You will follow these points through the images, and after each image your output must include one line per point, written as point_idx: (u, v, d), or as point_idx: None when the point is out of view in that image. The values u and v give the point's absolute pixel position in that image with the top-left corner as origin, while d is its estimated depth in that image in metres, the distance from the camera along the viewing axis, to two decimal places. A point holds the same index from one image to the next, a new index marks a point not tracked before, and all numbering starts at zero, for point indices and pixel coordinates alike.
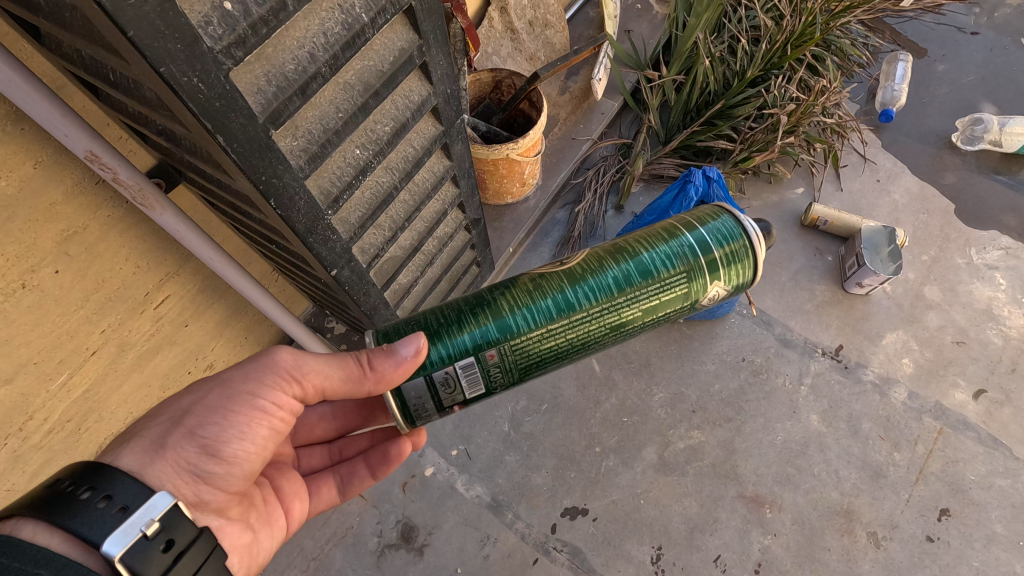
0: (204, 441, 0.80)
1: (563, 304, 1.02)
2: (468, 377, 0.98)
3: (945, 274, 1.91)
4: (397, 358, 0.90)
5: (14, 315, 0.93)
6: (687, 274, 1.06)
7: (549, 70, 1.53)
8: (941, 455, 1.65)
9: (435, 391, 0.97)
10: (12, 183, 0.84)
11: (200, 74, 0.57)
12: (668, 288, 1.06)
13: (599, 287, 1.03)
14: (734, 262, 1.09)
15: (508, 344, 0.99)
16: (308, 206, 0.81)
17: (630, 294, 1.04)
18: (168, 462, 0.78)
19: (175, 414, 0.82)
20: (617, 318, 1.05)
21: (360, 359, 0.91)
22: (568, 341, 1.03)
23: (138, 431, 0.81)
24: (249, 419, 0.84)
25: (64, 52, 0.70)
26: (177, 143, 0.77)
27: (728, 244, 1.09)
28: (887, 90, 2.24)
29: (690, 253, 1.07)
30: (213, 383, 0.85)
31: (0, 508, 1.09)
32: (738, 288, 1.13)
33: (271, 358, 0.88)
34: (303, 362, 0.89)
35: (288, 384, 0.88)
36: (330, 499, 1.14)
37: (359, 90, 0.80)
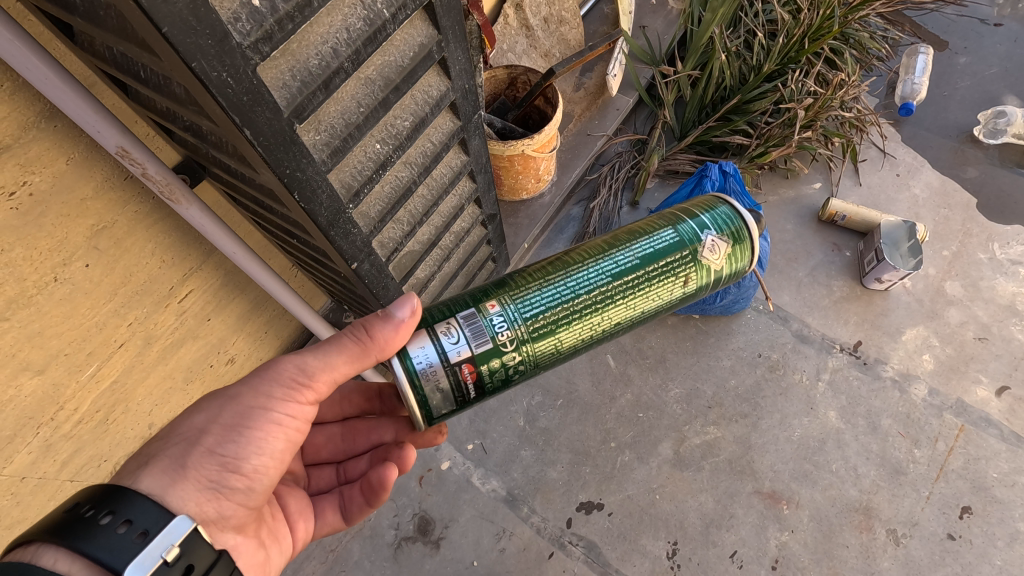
0: (225, 459, 0.78)
1: (576, 280, 0.99)
2: (473, 328, 0.91)
3: (966, 269, 1.88)
4: (396, 321, 0.84)
5: (47, 308, 0.96)
6: (692, 251, 1.05)
7: (565, 66, 1.54)
8: (963, 452, 1.62)
9: (446, 357, 0.89)
10: (45, 179, 0.87)
11: (229, 70, 0.59)
12: (675, 263, 1.04)
13: (608, 265, 1.01)
14: (733, 242, 1.09)
15: (525, 315, 0.94)
16: (329, 199, 0.83)
17: (640, 268, 1.02)
18: (191, 483, 0.76)
19: (190, 434, 0.79)
20: (623, 282, 1.01)
21: (357, 335, 0.85)
22: (574, 300, 0.98)
23: (155, 453, 0.78)
24: (267, 433, 0.82)
25: (96, 50, 0.72)
26: (204, 139, 0.79)
27: (725, 225, 1.09)
28: (907, 84, 2.21)
29: (692, 233, 1.07)
30: (223, 400, 0.81)
31: (32, 496, 1.12)
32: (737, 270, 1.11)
33: (277, 367, 0.83)
34: (309, 362, 0.84)
35: (299, 390, 0.84)
36: (332, 523, 1.09)
37: (380, 85, 0.81)
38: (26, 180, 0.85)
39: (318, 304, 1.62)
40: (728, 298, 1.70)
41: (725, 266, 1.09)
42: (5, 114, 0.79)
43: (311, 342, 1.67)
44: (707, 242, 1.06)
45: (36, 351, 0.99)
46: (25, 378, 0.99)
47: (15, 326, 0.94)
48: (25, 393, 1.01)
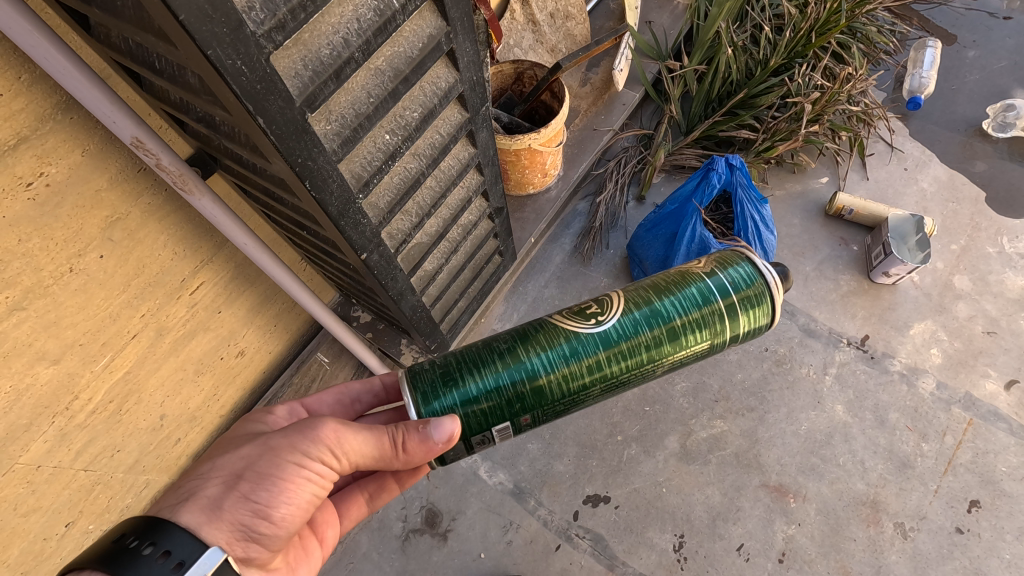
0: (257, 506, 0.79)
1: (594, 358, 1.00)
2: (502, 432, 1.01)
3: (975, 263, 1.88)
4: (430, 440, 0.89)
5: (62, 298, 0.98)
6: (711, 334, 1.05)
7: (571, 60, 1.54)
8: (971, 446, 1.62)
9: (470, 440, 0.99)
10: (61, 170, 0.89)
11: (244, 57, 0.60)
12: (691, 346, 1.05)
13: (628, 350, 1.01)
14: (750, 309, 1.07)
15: (540, 403, 0.99)
16: (340, 188, 0.84)
17: (654, 352, 1.03)
18: (224, 523, 0.76)
19: (227, 476, 0.81)
20: (638, 368, 1.03)
21: (394, 437, 0.89)
22: (591, 391, 1.02)
23: (195, 489, 0.80)
24: (298, 486, 0.82)
25: (111, 42, 0.74)
26: (216, 129, 0.80)
27: (746, 293, 1.06)
28: (915, 77, 2.20)
29: (710, 307, 1.05)
30: (263, 449, 0.83)
31: (48, 486, 1.13)
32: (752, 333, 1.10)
33: (316, 430, 0.85)
34: (346, 434, 0.86)
35: (332, 459, 0.85)
36: (358, 514, 1.14)
37: (390, 76, 0.82)
38: (43, 172, 0.87)
39: (326, 298, 1.64)
40: None
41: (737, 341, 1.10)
42: (23, 106, 0.81)
43: (320, 335, 1.68)
44: (728, 326, 1.06)
45: (52, 341, 1.00)
46: (41, 367, 1.01)
47: (32, 315, 0.95)
48: (41, 381, 1.02)
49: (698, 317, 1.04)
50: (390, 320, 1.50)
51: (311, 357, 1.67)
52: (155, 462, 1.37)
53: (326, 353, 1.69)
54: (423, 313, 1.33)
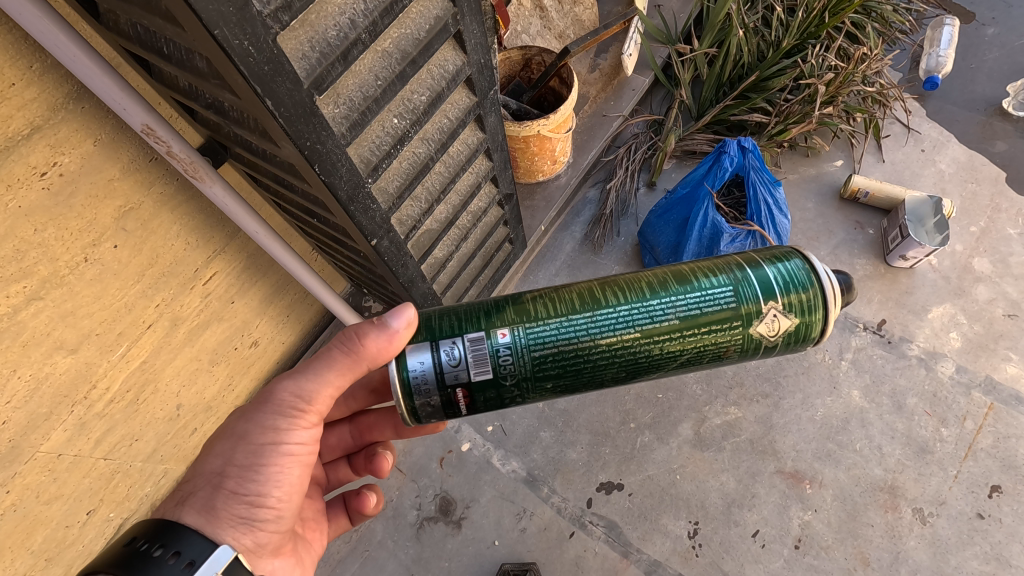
0: (249, 497, 0.81)
1: (591, 298, 0.94)
2: (476, 354, 0.90)
3: (995, 245, 1.84)
4: (387, 330, 0.86)
5: (78, 287, 0.99)
6: (748, 317, 0.92)
7: (580, 45, 1.54)
8: (992, 431, 1.59)
9: (438, 356, 0.89)
10: (74, 160, 0.90)
11: (250, 37, 0.60)
12: (723, 327, 0.92)
13: (636, 294, 0.93)
14: (788, 282, 0.93)
15: (533, 350, 0.90)
16: (349, 173, 0.84)
17: (667, 303, 0.92)
18: (225, 520, 0.78)
19: (211, 477, 0.81)
20: (653, 322, 0.91)
21: (345, 344, 0.86)
22: (591, 336, 0.91)
23: (187, 493, 0.80)
24: (281, 462, 0.84)
25: (120, 29, 0.75)
26: (226, 115, 0.80)
27: (779, 266, 0.94)
28: (932, 56, 2.14)
29: (737, 271, 0.94)
30: (233, 441, 0.83)
31: (68, 475, 1.15)
32: (799, 317, 0.93)
33: (273, 399, 0.85)
34: (304, 386, 0.85)
35: (301, 415, 0.85)
36: (342, 525, 1.18)
37: (397, 58, 0.82)
38: (56, 161, 0.87)
39: (337, 288, 1.64)
40: None
41: (780, 342, 0.95)
42: (34, 96, 0.81)
43: (332, 326, 1.69)
44: (771, 337, 0.93)
45: (69, 330, 1.01)
46: (60, 357, 1.02)
47: (49, 305, 0.96)
48: (59, 371, 1.04)
49: (722, 282, 0.93)
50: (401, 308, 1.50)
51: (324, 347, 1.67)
52: (173, 451, 1.39)
53: None
54: (434, 300, 1.33)
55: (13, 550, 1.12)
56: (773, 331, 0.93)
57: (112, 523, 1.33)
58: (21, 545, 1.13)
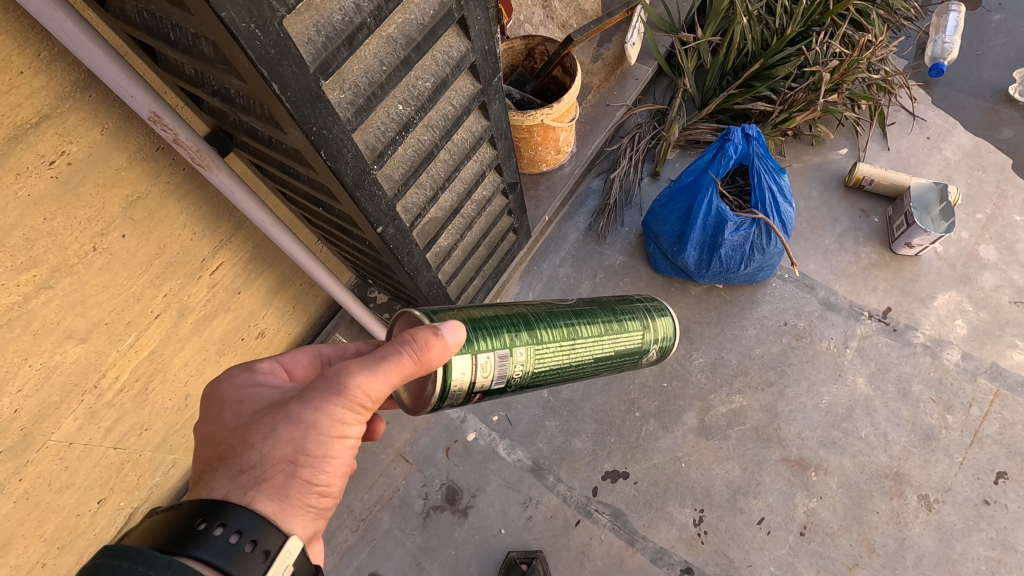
0: (319, 487, 0.75)
1: (572, 326, 1.02)
2: (502, 367, 0.90)
3: (1001, 232, 1.83)
4: (445, 341, 0.78)
5: (87, 277, 1.00)
6: (644, 328, 1.16)
7: (583, 34, 1.53)
8: (998, 417, 1.59)
9: (476, 366, 0.85)
10: (82, 148, 0.90)
11: (256, 20, 0.60)
12: (629, 334, 1.13)
13: (595, 327, 1.06)
14: (666, 327, 1.21)
15: (535, 368, 0.96)
16: (355, 159, 0.84)
17: (609, 335, 1.09)
18: (298, 510, 0.72)
19: (280, 466, 0.72)
20: (600, 351, 1.08)
21: (414, 352, 0.75)
22: (567, 359, 1.01)
23: (259, 475, 0.71)
24: (347, 455, 0.77)
25: (127, 16, 0.75)
26: (232, 102, 0.81)
27: (663, 314, 1.22)
28: (937, 43, 2.12)
29: (646, 317, 1.18)
30: (301, 430, 0.72)
31: (78, 463, 1.16)
32: (662, 354, 1.23)
33: (340, 390, 0.73)
34: (375, 385, 0.74)
35: (366, 411, 0.76)
36: None
37: (402, 44, 0.82)
38: (65, 150, 0.88)
39: (342, 279, 1.65)
40: (753, 265, 1.67)
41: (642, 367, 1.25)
42: (42, 84, 0.82)
43: (338, 317, 1.70)
44: (650, 351, 1.19)
45: (79, 320, 1.02)
46: (69, 346, 1.03)
47: (59, 294, 0.97)
48: (69, 359, 1.05)
49: (638, 325, 1.15)
50: (406, 298, 1.50)
51: (329, 337, 1.67)
52: (182, 441, 1.40)
53: (344, 334, 1.69)
54: (439, 290, 1.33)
55: (25, 538, 1.13)
56: (647, 361, 1.22)
57: (123, 512, 1.35)
58: (33, 533, 1.14)
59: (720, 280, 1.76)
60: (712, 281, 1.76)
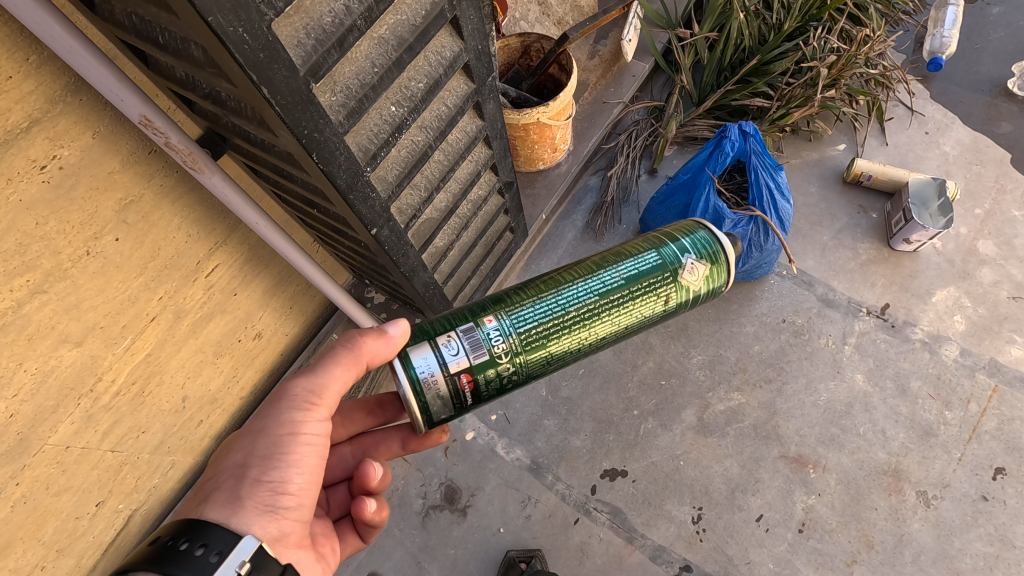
0: (273, 483, 0.79)
1: (563, 295, 1.00)
2: (471, 340, 0.93)
3: (1000, 227, 1.82)
4: (384, 336, 0.89)
5: (81, 281, 1.00)
6: (656, 250, 1.06)
7: (578, 31, 1.52)
8: (996, 413, 1.59)
9: (444, 357, 0.91)
10: (74, 152, 0.90)
11: (244, 24, 0.60)
12: (636, 258, 1.05)
13: (583, 271, 1.04)
14: (699, 240, 1.09)
15: (519, 326, 0.96)
16: (348, 161, 0.84)
17: (608, 269, 1.04)
18: (251, 508, 0.77)
19: (234, 470, 0.81)
20: (604, 286, 1.02)
21: (348, 346, 0.89)
22: (559, 305, 0.99)
23: (212, 489, 0.80)
24: (302, 452, 0.83)
25: (116, 19, 0.74)
26: (223, 105, 0.80)
27: (686, 231, 1.10)
28: (936, 37, 2.11)
29: (657, 240, 1.09)
30: (252, 434, 0.83)
31: (76, 466, 1.16)
32: (713, 271, 1.09)
33: (285, 394, 0.85)
34: (316, 380, 0.87)
35: (315, 409, 0.86)
36: (354, 544, 1.10)
37: (394, 45, 0.81)
38: (56, 154, 0.88)
39: (339, 279, 1.65)
40: (751, 263, 1.67)
41: (703, 287, 1.09)
42: (32, 88, 0.81)
43: (335, 317, 1.70)
44: (687, 264, 1.06)
45: (74, 324, 1.02)
46: (65, 350, 1.03)
47: (53, 298, 0.97)
48: (65, 364, 1.04)
49: (647, 249, 1.07)
50: (403, 297, 1.50)
51: (327, 338, 1.67)
52: (180, 443, 1.40)
53: (342, 335, 1.69)
54: (435, 290, 1.33)
55: (23, 541, 1.13)
56: (695, 276, 1.07)
57: (121, 514, 1.35)
58: (32, 536, 1.14)
59: None
60: None
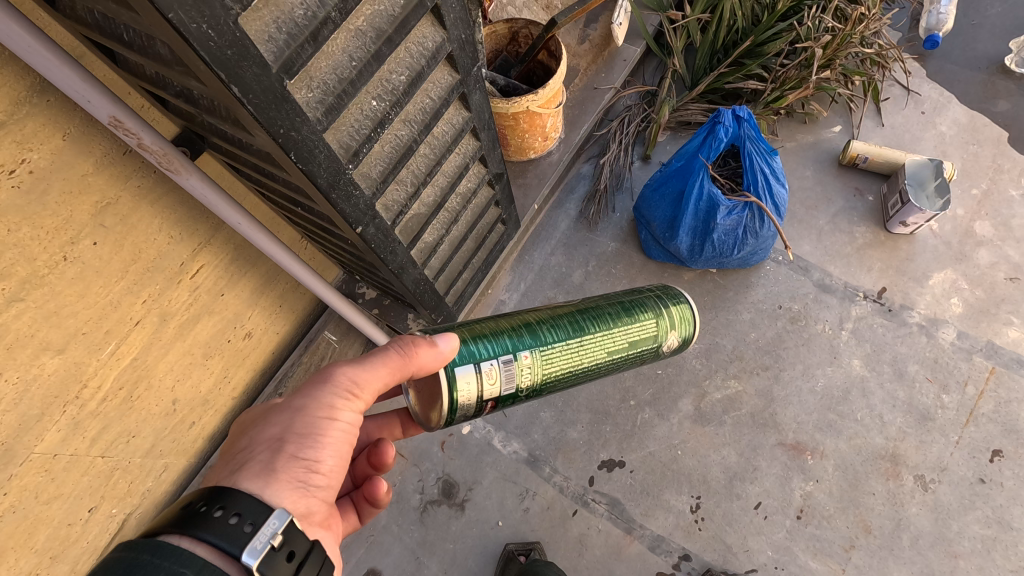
0: (308, 462, 0.77)
1: (579, 342, 1.06)
2: (507, 372, 0.97)
3: (997, 208, 1.80)
4: (436, 348, 0.87)
5: (60, 287, 0.97)
6: (658, 315, 1.15)
7: (567, 16, 1.48)
8: (994, 395, 1.59)
9: (483, 381, 0.94)
10: (44, 155, 0.87)
11: (209, 20, 0.56)
12: (641, 322, 1.13)
13: (597, 323, 1.09)
14: (679, 304, 1.19)
15: (541, 367, 1.02)
16: (328, 160, 0.81)
17: (615, 326, 1.10)
18: (283, 483, 0.74)
19: (268, 444, 0.77)
20: (609, 343, 1.10)
21: (400, 349, 0.85)
22: (573, 353, 1.06)
23: (245, 460, 0.76)
24: (337, 437, 0.80)
25: (78, 16, 0.71)
26: (196, 104, 0.77)
27: (676, 296, 1.19)
28: (932, 14, 2.06)
29: (659, 305, 1.17)
30: (290, 412, 0.80)
31: (65, 475, 1.13)
32: (684, 338, 1.20)
33: (329, 377, 0.82)
34: (360, 371, 0.83)
35: (354, 399, 0.83)
36: (352, 524, 1.06)
37: (372, 37, 0.78)
38: (25, 158, 0.85)
39: (329, 276, 1.63)
40: (747, 250, 1.65)
41: (670, 352, 1.21)
42: None
43: (327, 315, 1.67)
44: (670, 338, 1.18)
45: (55, 331, 0.99)
46: (47, 358, 1.00)
47: (31, 306, 0.94)
48: (48, 372, 1.02)
49: (649, 312, 1.15)
50: (394, 294, 1.48)
51: (319, 335, 1.65)
52: (172, 445, 1.38)
53: (333, 331, 1.66)
54: (426, 286, 1.31)
55: (16, 551, 1.10)
56: (671, 348, 1.19)
57: (116, 518, 1.32)
58: (24, 545, 1.11)
59: (713, 265, 1.74)
60: (705, 266, 1.74)
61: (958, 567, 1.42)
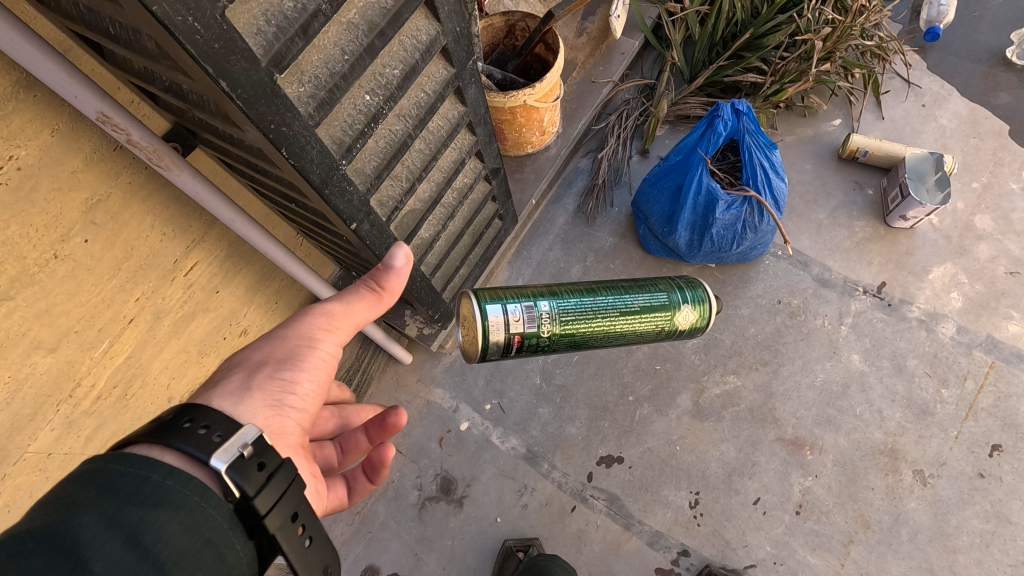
0: (282, 381, 0.80)
1: (597, 301, 1.17)
2: (529, 316, 1.10)
3: (997, 201, 1.79)
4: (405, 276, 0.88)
5: (50, 285, 0.96)
6: (673, 294, 1.22)
7: (564, 8, 1.46)
8: (993, 390, 1.58)
9: (508, 321, 1.08)
10: (31, 152, 0.86)
11: (194, 13, 0.55)
12: (660, 292, 1.21)
13: (614, 289, 1.20)
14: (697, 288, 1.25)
15: (562, 315, 1.13)
16: (321, 155, 0.80)
17: (632, 294, 1.20)
18: (256, 399, 0.77)
19: (248, 364, 0.81)
20: (626, 305, 1.18)
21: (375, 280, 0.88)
22: (591, 308, 1.16)
23: (223, 376, 0.79)
24: (312, 361, 0.83)
25: (64, 9, 0.70)
26: (186, 99, 0.76)
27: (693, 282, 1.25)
28: (933, 5, 2.00)
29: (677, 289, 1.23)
30: (271, 337, 0.84)
31: (61, 474, 1.12)
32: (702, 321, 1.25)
33: (309, 307, 0.86)
34: (338, 302, 0.86)
35: (331, 328, 0.86)
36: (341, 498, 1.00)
37: (364, 30, 0.76)
38: (13, 154, 0.83)
39: (325, 273, 1.61)
40: (745, 244, 1.64)
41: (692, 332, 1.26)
42: None
43: None
44: (688, 314, 1.22)
45: (46, 330, 0.98)
46: (39, 357, 0.99)
47: (21, 304, 0.93)
48: (40, 371, 1.00)
49: (667, 286, 1.23)
50: (391, 290, 1.46)
51: None
52: None
53: None
54: (423, 283, 1.30)
55: None
56: (691, 327, 1.24)
57: None
58: None
59: (711, 259, 1.73)
60: (704, 260, 1.73)
61: (957, 561, 1.42)
